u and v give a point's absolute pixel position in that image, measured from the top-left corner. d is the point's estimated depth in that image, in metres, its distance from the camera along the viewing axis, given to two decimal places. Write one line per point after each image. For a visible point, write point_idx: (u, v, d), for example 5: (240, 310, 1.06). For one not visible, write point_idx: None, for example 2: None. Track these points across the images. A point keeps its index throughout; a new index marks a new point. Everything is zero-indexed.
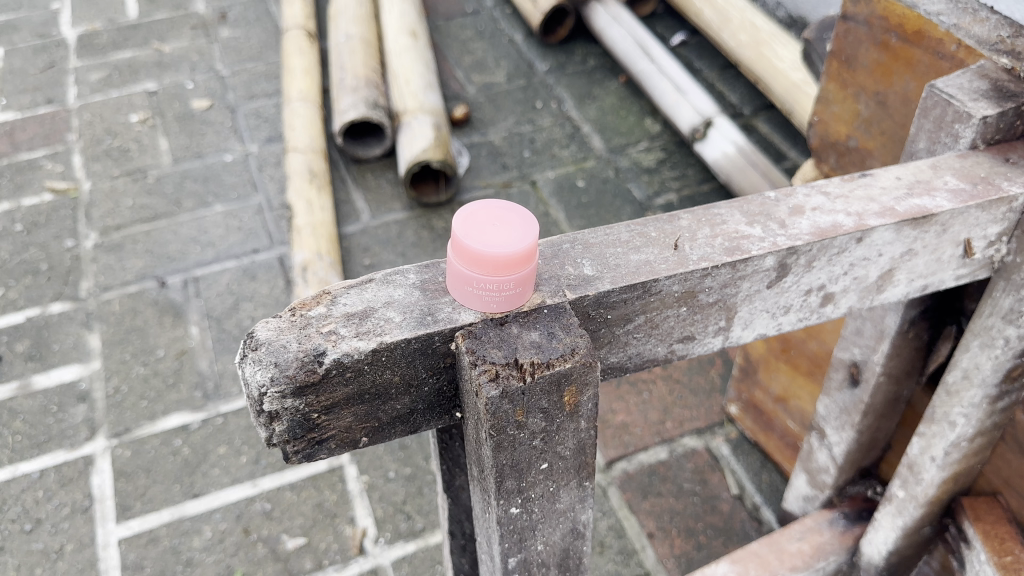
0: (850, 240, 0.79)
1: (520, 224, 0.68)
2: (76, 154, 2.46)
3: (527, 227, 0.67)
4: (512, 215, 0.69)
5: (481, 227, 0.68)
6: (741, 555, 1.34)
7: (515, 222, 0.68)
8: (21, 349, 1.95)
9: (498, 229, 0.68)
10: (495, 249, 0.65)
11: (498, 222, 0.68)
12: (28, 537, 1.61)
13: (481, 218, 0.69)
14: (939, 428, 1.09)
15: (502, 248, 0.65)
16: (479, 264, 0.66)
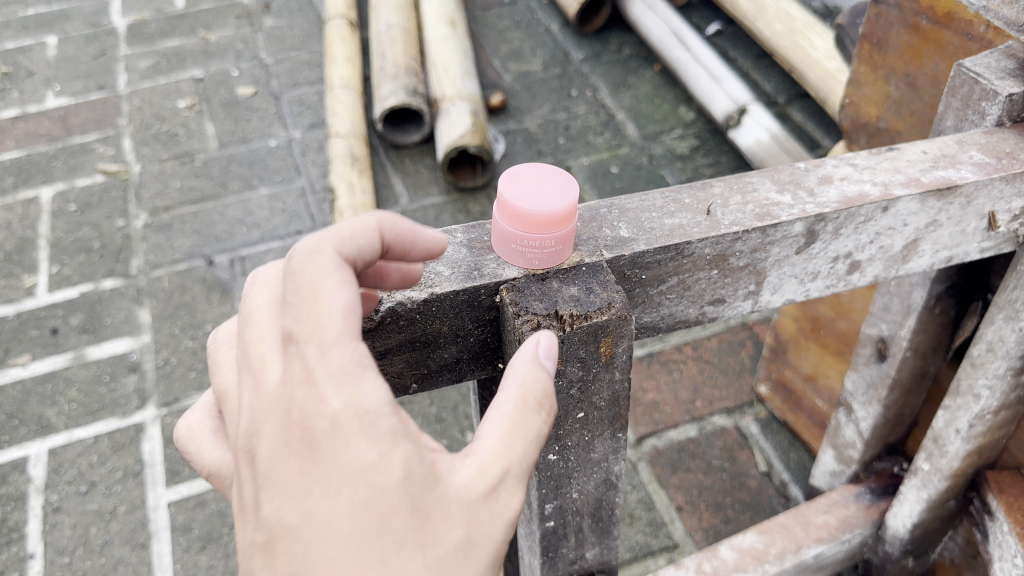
0: (876, 209, 0.83)
1: (562, 187, 0.74)
2: (127, 137, 2.55)
3: (569, 191, 0.73)
4: (554, 182, 0.75)
5: (524, 190, 0.74)
6: (768, 526, 1.37)
7: (557, 186, 0.74)
8: (75, 322, 2.03)
9: (540, 192, 0.73)
10: (539, 208, 0.70)
11: (540, 187, 0.74)
12: (83, 499, 1.69)
13: (526, 184, 0.74)
14: (963, 401, 1.12)
15: (547, 207, 0.70)
16: (523, 222, 0.71)
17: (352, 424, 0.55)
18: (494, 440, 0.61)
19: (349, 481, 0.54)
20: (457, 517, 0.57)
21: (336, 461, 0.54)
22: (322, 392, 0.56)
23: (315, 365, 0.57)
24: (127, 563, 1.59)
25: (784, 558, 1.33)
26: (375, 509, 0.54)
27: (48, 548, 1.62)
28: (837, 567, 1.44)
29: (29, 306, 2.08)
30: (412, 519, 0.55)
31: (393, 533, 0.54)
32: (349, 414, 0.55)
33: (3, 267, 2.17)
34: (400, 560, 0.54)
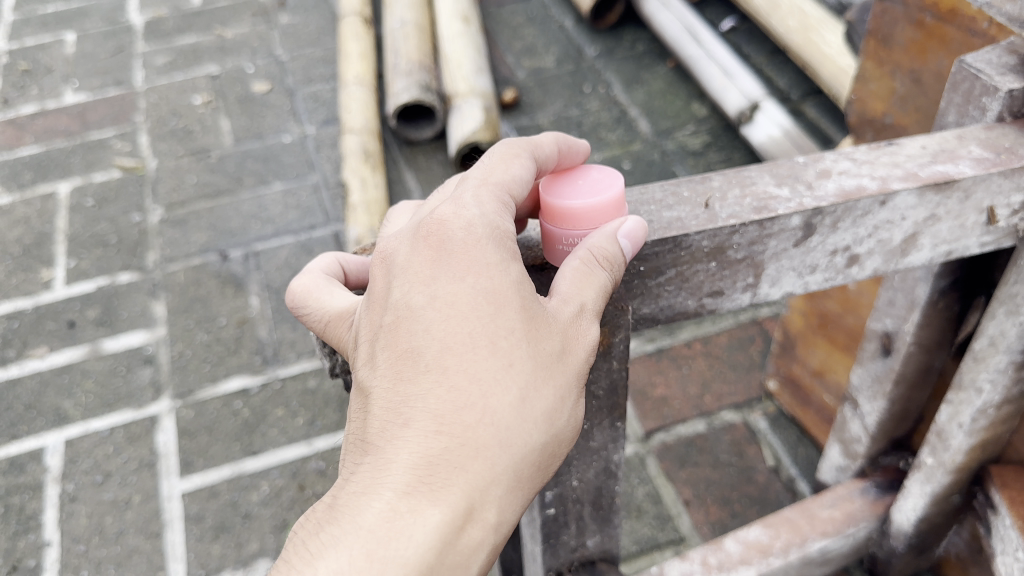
0: (874, 202, 0.84)
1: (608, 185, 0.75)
2: (143, 133, 2.58)
3: (611, 186, 0.74)
4: (604, 178, 0.76)
5: (575, 186, 0.76)
6: (773, 520, 1.38)
7: (603, 183, 0.75)
8: (91, 314, 2.06)
9: (586, 187, 0.75)
10: (575, 204, 0.73)
11: (589, 184, 0.76)
12: (99, 489, 1.72)
13: (577, 182, 0.77)
14: (966, 395, 1.13)
15: (582, 204, 0.73)
16: (562, 220, 0.73)
17: (480, 230, 0.69)
18: (570, 277, 0.68)
19: (473, 273, 0.68)
20: (556, 327, 0.68)
21: (464, 258, 0.68)
22: (463, 208, 0.71)
23: (467, 193, 0.72)
24: (141, 551, 1.62)
25: (789, 552, 1.34)
26: (488, 298, 0.67)
27: (65, 537, 1.65)
28: (843, 560, 1.45)
29: (47, 299, 2.11)
30: (519, 312, 0.67)
31: (504, 320, 0.66)
32: (478, 225, 0.69)
33: (22, 260, 2.21)
34: (505, 347, 0.66)
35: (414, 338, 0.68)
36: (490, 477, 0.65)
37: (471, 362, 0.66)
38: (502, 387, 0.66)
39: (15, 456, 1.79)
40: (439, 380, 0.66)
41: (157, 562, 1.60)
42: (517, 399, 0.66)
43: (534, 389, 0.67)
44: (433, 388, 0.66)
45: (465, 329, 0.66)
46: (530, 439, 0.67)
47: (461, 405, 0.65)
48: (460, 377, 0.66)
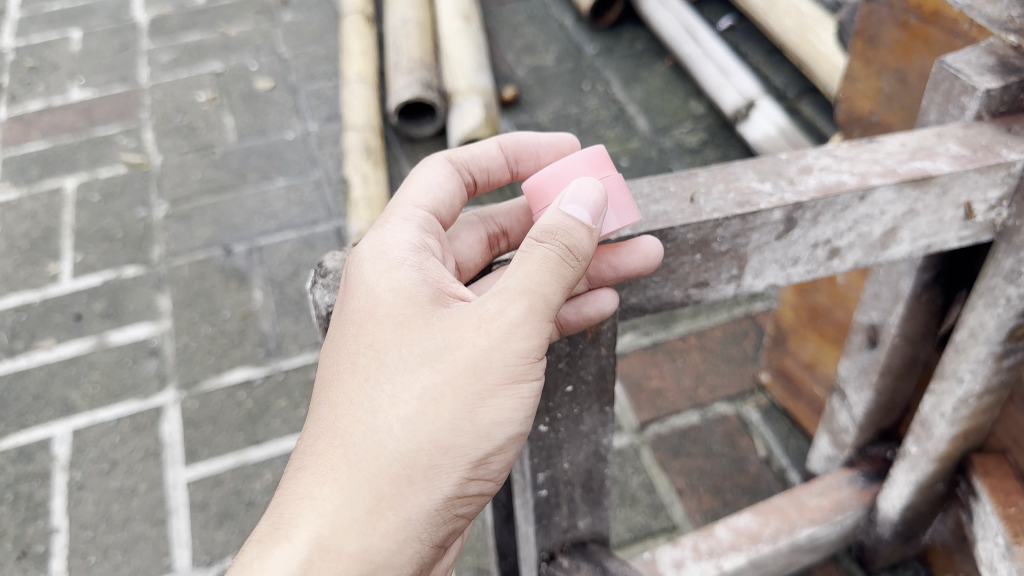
0: (853, 197, 0.88)
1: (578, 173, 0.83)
2: (148, 130, 2.62)
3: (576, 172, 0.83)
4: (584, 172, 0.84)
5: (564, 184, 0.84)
6: (763, 507, 1.42)
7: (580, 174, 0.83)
8: (97, 307, 2.10)
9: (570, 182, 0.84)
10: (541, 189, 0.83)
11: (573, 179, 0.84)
12: (105, 477, 1.76)
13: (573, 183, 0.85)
14: (948, 385, 1.16)
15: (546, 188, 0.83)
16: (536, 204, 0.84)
17: (377, 255, 0.81)
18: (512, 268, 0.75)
19: (355, 301, 0.79)
20: (427, 339, 0.76)
21: (352, 290, 0.80)
22: (389, 236, 0.83)
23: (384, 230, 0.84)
24: (148, 538, 1.66)
25: (777, 538, 1.38)
26: (376, 313, 0.78)
27: (73, 524, 1.69)
28: (831, 548, 1.49)
29: (54, 292, 2.15)
30: (393, 323, 0.77)
31: (371, 340, 0.77)
32: (383, 250, 0.81)
33: (29, 254, 2.25)
34: (368, 366, 0.77)
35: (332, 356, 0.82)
36: (347, 486, 0.74)
37: (343, 384, 0.77)
38: (362, 402, 0.76)
39: (23, 446, 1.83)
40: (334, 389, 0.78)
41: (163, 548, 1.64)
42: (371, 413, 0.75)
43: (401, 392, 0.75)
44: (330, 396, 0.79)
45: (355, 346, 0.79)
46: (393, 448, 0.74)
47: (333, 424, 0.76)
48: (346, 384, 0.78)
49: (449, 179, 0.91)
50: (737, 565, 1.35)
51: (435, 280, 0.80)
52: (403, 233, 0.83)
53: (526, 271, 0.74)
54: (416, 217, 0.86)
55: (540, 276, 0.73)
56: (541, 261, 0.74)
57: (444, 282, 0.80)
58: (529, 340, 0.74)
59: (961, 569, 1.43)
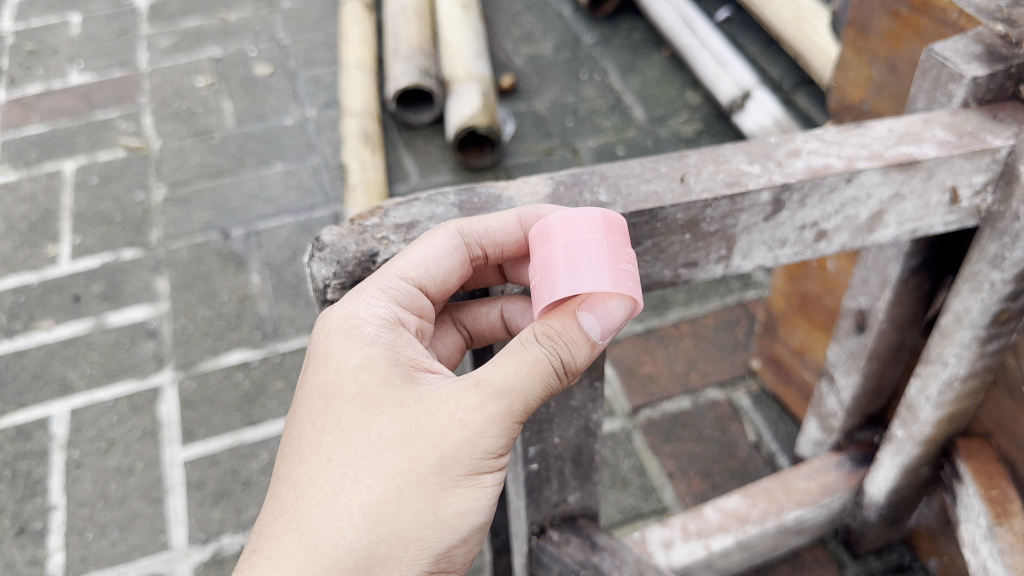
0: (840, 180, 0.90)
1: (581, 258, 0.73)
2: (147, 114, 2.63)
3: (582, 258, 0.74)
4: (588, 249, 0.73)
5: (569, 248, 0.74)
6: (751, 490, 1.44)
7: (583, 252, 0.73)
8: (96, 289, 2.12)
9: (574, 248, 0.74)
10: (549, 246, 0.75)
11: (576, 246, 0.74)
12: (103, 456, 1.78)
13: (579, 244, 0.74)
14: (933, 368, 1.19)
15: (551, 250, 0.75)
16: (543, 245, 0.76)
17: (349, 329, 0.79)
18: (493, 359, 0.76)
19: (328, 370, 0.80)
20: (400, 420, 0.76)
21: (326, 358, 0.80)
22: (362, 303, 0.79)
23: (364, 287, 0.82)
24: (145, 516, 1.68)
25: (765, 520, 1.40)
26: (344, 389, 0.78)
27: (70, 501, 1.71)
28: (819, 530, 1.51)
29: (52, 274, 2.17)
30: (362, 402, 0.77)
31: (340, 415, 0.77)
32: (356, 323, 0.79)
33: (28, 236, 2.26)
34: (332, 445, 0.77)
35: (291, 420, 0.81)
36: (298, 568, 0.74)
37: (306, 458, 0.78)
38: (324, 480, 0.76)
39: (22, 425, 1.85)
40: (296, 460, 0.78)
41: (160, 526, 1.66)
42: (331, 495, 0.75)
43: (365, 478, 0.75)
44: (290, 467, 0.78)
45: (319, 419, 0.78)
46: (352, 534, 0.75)
47: (291, 498, 0.77)
48: (309, 459, 0.77)
49: (448, 257, 0.78)
50: (725, 546, 1.37)
51: (405, 360, 0.80)
52: (377, 306, 0.78)
53: (510, 366, 0.75)
54: (398, 290, 0.78)
55: (521, 373, 0.74)
56: (524, 353, 0.74)
57: (413, 362, 0.80)
58: (498, 433, 0.76)
59: (945, 552, 1.45)
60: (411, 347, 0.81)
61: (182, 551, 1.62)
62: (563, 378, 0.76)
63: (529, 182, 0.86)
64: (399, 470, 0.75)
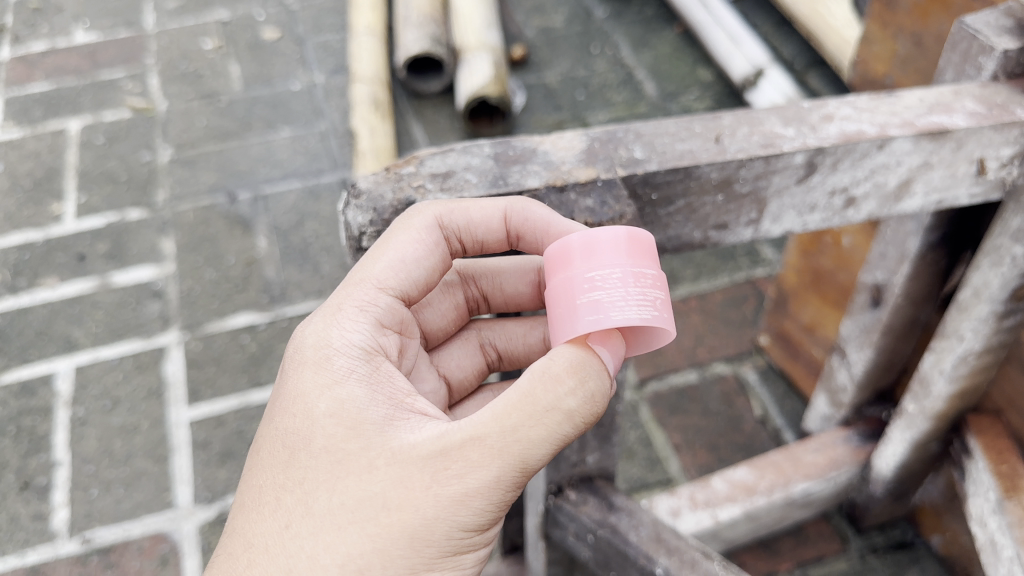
0: (872, 146, 0.89)
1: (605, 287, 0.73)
2: (153, 75, 2.61)
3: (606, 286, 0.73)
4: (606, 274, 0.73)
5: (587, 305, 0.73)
6: (760, 462, 1.45)
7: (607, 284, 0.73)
8: (101, 248, 2.10)
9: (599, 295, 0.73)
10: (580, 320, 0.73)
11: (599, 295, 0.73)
12: (108, 414, 1.77)
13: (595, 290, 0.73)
14: (948, 342, 1.19)
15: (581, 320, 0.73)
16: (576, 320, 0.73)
17: (321, 360, 0.78)
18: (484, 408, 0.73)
19: (297, 419, 0.76)
20: (370, 483, 0.72)
21: (296, 406, 0.77)
22: (338, 328, 0.79)
23: (341, 315, 0.80)
24: (150, 474, 1.68)
25: (773, 492, 1.41)
26: (311, 442, 0.75)
27: (75, 458, 1.71)
28: (824, 504, 1.52)
29: (57, 232, 2.15)
30: (329, 460, 0.74)
31: (305, 475, 0.74)
32: (328, 354, 0.78)
33: (32, 194, 2.25)
34: (293, 509, 0.73)
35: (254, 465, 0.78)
36: None
37: (263, 523, 0.74)
38: (280, 550, 0.72)
39: (26, 381, 1.84)
40: (254, 519, 0.74)
41: (165, 484, 1.66)
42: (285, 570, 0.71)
43: (326, 555, 0.71)
44: (246, 525, 0.75)
45: (284, 473, 0.75)
46: None
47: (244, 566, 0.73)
48: (268, 521, 0.74)
49: (430, 252, 0.78)
50: (732, 516, 1.38)
51: (380, 402, 0.77)
52: (357, 330, 0.79)
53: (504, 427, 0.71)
54: (378, 305, 0.80)
55: (517, 437, 0.71)
56: (524, 405, 0.71)
57: (392, 402, 0.77)
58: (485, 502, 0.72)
59: (948, 529, 1.47)
60: (388, 388, 0.78)
61: (187, 510, 1.62)
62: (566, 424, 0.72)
63: (564, 137, 0.85)
64: (370, 543, 0.71)
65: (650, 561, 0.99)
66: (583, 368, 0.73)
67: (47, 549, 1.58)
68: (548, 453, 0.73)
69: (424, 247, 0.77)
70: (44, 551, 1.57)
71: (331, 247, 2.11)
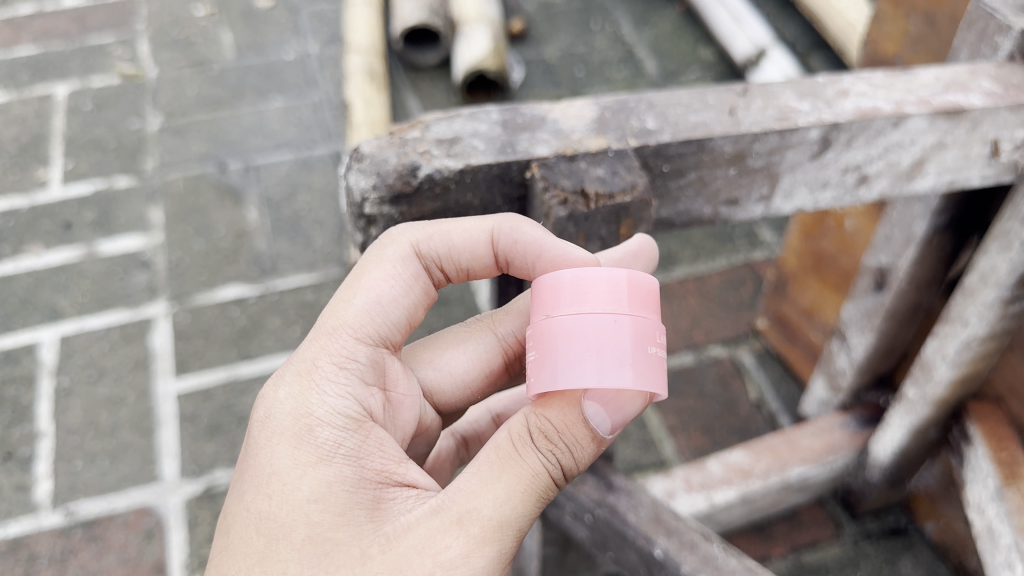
0: (887, 123, 0.87)
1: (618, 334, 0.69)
2: (144, 42, 2.56)
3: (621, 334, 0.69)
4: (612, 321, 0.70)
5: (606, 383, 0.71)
6: (756, 445, 1.43)
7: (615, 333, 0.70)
8: (88, 216, 2.06)
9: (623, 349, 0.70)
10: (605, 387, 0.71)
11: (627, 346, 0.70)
12: (93, 385, 1.74)
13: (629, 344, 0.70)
14: (952, 328, 1.16)
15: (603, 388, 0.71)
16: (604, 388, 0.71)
17: (298, 433, 0.73)
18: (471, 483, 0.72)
19: (277, 506, 0.71)
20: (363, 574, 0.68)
21: (274, 489, 0.72)
22: (316, 395, 0.75)
23: (317, 381, 0.76)
24: (136, 447, 1.65)
25: (769, 475, 1.39)
26: (295, 532, 0.70)
27: (59, 429, 1.68)
28: (819, 489, 1.51)
29: (43, 199, 2.11)
30: (316, 551, 0.69)
31: (289, 569, 0.69)
32: (308, 426, 0.74)
33: (18, 159, 2.20)
34: None
35: (223, 560, 0.72)
36: None
37: None
38: None
39: (10, 349, 1.80)
40: None
41: (150, 457, 1.63)
42: None
43: None
44: None
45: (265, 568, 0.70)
46: None
47: None
48: None
49: (409, 289, 0.78)
50: (728, 499, 1.37)
51: (368, 481, 0.73)
52: (337, 397, 0.75)
53: (501, 500, 0.71)
54: (358, 361, 0.77)
55: (512, 507, 0.71)
56: (510, 468, 0.72)
57: (379, 477, 0.74)
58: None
59: (943, 516, 1.46)
60: (379, 461, 0.75)
61: (173, 483, 1.60)
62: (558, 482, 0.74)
63: (574, 105, 0.83)
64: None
65: (649, 541, 0.98)
66: (556, 426, 0.72)
67: (30, 521, 1.55)
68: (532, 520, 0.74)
69: (400, 284, 0.78)
70: (26, 523, 1.55)
71: (323, 221, 2.07)
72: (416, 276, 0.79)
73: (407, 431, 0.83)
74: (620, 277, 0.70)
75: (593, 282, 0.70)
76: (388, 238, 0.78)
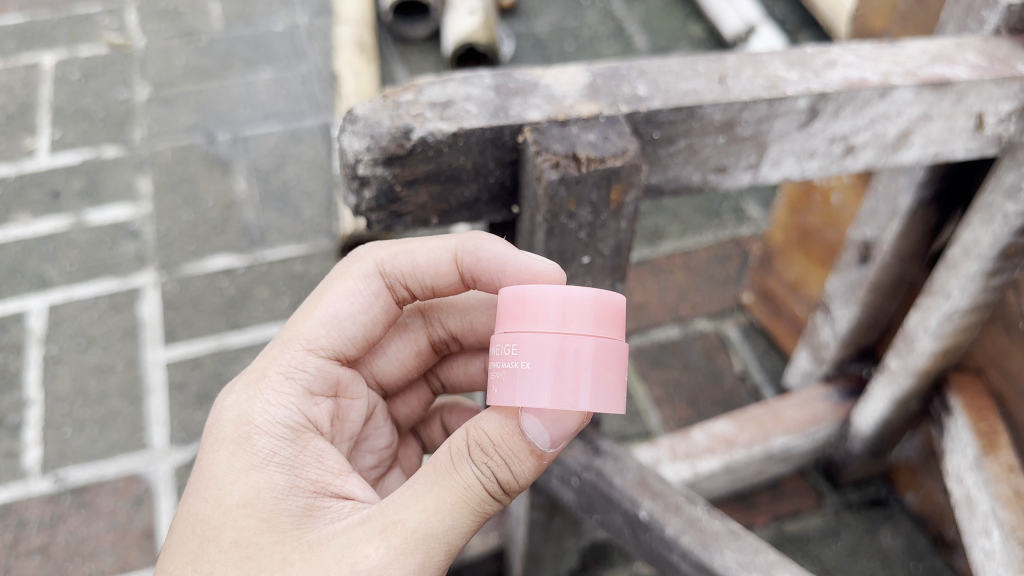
0: (874, 94, 0.88)
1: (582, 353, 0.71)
2: (132, 11, 2.54)
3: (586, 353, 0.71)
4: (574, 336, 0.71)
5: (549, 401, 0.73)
6: (740, 415, 1.45)
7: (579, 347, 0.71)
8: (76, 186, 2.05)
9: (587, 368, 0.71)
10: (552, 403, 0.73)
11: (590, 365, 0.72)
12: (82, 353, 1.74)
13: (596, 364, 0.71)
14: (935, 300, 1.18)
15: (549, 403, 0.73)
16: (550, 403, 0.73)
17: (238, 441, 0.82)
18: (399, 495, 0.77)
19: (213, 509, 0.79)
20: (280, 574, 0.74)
21: (211, 493, 0.79)
22: (260, 406, 0.85)
23: (264, 392, 0.86)
24: (125, 415, 1.65)
25: (752, 445, 1.41)
26: (222, 535, 0.77)
27: (48, 396, 1.68)
28: (802, 459, 1.54)
29: (30, 168, 2.10)
30: (239, 553, 0.76)
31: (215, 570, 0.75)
32: (246, 434, 0.83)
33: (5, 128, 2.19)
34: None
35: (165, 561, 0.80)
36: None
37: None
38: None
39: None
40: None
41: (140, 425, 1.64)
42: None
43: None
44: None
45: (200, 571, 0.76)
46: None
47: None
48: None
49: (367, 306, 0.90)
50: (712, 469, 1.39)
51: (300, 490, 0.81)
52: (280, 408, 0.86)
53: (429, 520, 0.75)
54: (306, 369, 0.88)
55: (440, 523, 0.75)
56: (442, 481, 0.76)
57: (312, 489, 0.82)
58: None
59: (923, 487, 1.49)
60: (312, 472, 0.83)
61: (162, 450, 1.60)
62: (502, 496, 0.77)
63: (566, 71, 0.84)
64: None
65: (634, 504, 1.01)
66: (492, 440, 0.74)
67: (19, 487, 1.55)
68: (467, 534, 0.77)
69: (358, 299, 0.90)
70: (16, 490, 1.55)
71: (312, 192, 2.07)
72: (377, 293, 0.91)
73: (353, 430, 0.98)
74: (589, 300, 0.71)
75: (579, 303, 0.70)
76: (357, 256, 0.92)
